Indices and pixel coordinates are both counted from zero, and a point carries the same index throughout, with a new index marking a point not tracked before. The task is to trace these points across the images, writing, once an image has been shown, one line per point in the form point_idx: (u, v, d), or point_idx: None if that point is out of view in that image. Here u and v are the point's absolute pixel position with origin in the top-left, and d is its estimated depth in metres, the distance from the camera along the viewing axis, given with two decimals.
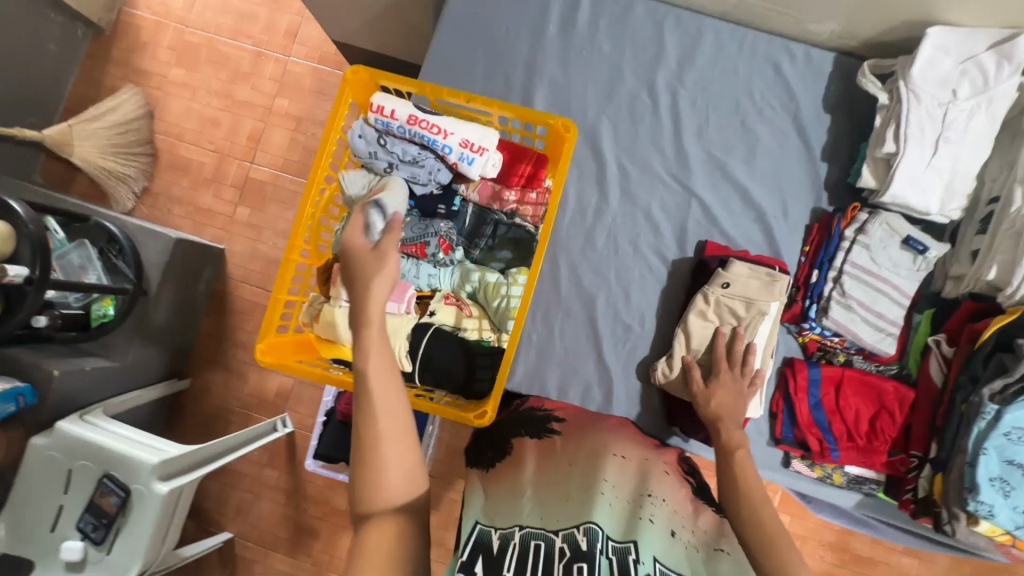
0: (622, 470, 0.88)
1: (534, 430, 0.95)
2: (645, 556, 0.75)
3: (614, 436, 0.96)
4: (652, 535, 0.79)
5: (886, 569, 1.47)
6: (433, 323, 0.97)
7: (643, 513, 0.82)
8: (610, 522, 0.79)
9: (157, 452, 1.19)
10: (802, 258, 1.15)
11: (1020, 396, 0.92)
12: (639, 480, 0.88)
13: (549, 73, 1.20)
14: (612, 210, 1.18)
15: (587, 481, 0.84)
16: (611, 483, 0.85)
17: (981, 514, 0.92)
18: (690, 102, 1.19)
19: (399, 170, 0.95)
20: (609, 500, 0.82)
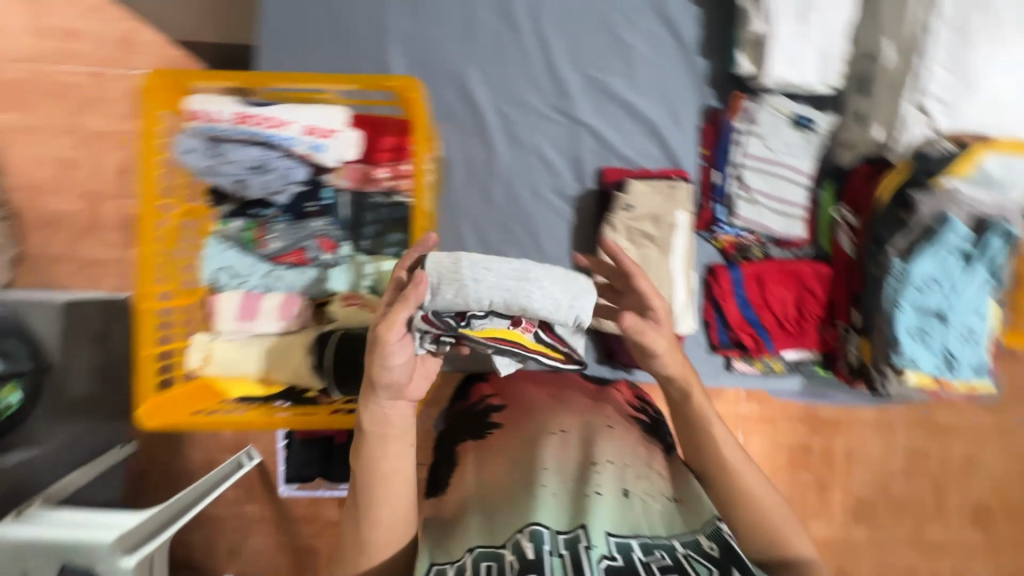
0: (563, 448, 0.82)
1: (476, 431, 0.90)
2: (599, 539, 0.68)
3: (554, 407, 0.92)
4: (603, 509, 0.71)
5: (851, 426, 1.57)
6: (336, 328, 0.90)
7: (588, 489, 0.74)
8: (555, 513, 0.71)
9: (112, 526, 1.01)
10: (702, 162, 1.12)
11: (923, 247, 0.94)
12: (583, 451, 0.81)
13: (399, 28, 1.08)
14: (502, 160, 1.11)
15: (525, 475, 0.77)
16: (552, 468, 0.78)
17: (906, 367, 0.95)
18: (553, 25, 1.10)
19: (248, 178, 0.84)
20: (552, 490, 0.75)
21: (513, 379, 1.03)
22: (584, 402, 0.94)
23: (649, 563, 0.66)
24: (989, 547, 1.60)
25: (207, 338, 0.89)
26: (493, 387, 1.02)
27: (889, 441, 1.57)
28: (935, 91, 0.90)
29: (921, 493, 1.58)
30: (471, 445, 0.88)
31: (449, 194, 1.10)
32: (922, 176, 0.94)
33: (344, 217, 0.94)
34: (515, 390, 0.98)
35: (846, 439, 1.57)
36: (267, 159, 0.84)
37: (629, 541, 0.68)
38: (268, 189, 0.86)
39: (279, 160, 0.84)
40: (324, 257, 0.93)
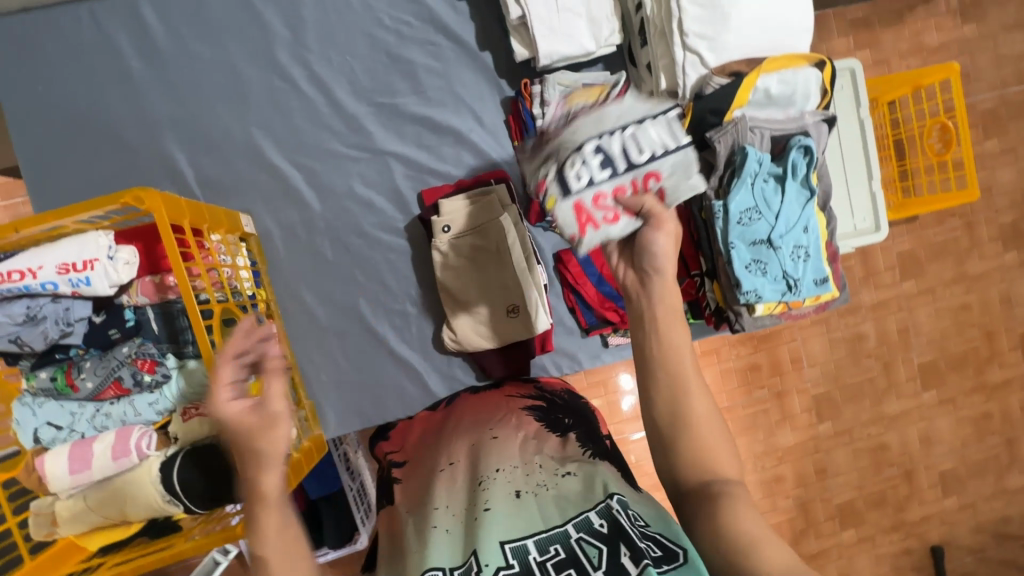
0: (452, 479, 0.75)
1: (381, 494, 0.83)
2: (492, 553, 0.59)
3: (441, 445, 0.84)
4: (492, 520, 0.63)
5: (788, 335, 1.57)
6: (181, 448, 0.87)
7: (478, 508, 0.66)
8: (444, 550, 0.63)
9: None
10: (518, 155, 1.10)
11: (734, 181, 0.94)
12: (471, 475, 0.73)
13: (166, 114, 1.03)
14: (319, 213, 1.07)
15: (418, 527, 0.69)
16: (445, 506, 0.70)
17: (753, 301, 0.96)
18: (326, 62, 1.06)
19: (21, 334, 0.80)
20: (447, 527, 0.66)
21: (414, 430, 0.95)
22: (469, 421, 0.87)
23: (545, 563, 0.58)
24: (947, 400, 1.62)
25: (49, 500, 0.84)
26: (393, 443, 0.94)
27: (826, 334, 1.58)
28: (693, 29, 0.90)
29: (870, 373, 1.59)
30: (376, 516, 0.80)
31: (277, 267, 1.07)
32: (708, 114, 0.93)
33: (158, 333, 0.89)
34: (410, 443, 0.91)
35: (789, 346, 1.57)
36: (34, 308, 0.80)
37: (524, 543, 0.60)
38: (48, 336, 0.81)
39: (47, 305, 0.80)
40: (145, 378, 0.87)
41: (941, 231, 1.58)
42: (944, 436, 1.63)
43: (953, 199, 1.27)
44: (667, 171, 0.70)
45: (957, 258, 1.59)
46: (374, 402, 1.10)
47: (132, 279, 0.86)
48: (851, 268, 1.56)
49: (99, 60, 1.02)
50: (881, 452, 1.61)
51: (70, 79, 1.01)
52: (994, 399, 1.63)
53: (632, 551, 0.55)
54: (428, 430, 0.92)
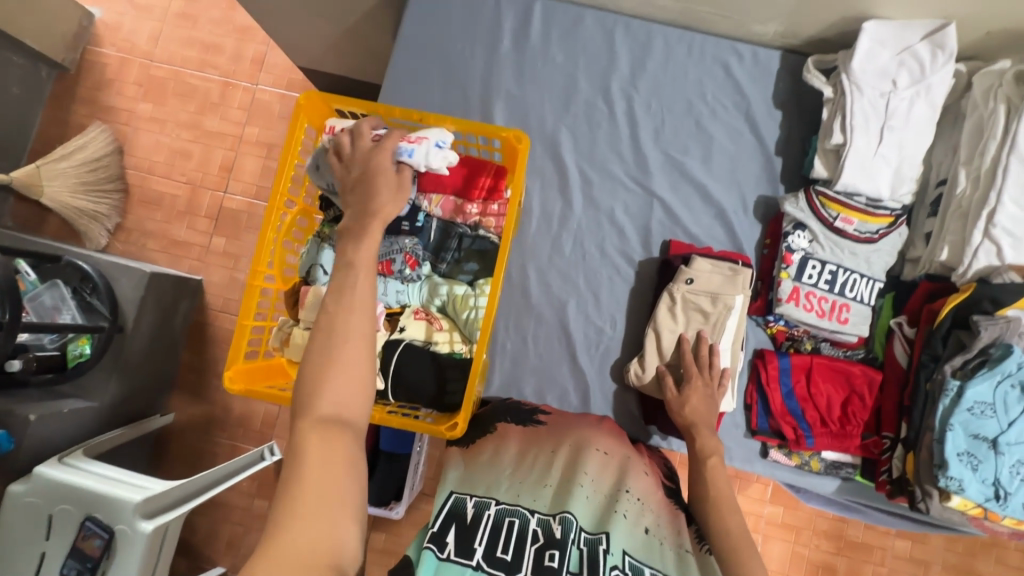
0: (602, 465, 0.90)
1: (519, 418, 0.97)
2: (616, 549, 0.77)
3: (594, 428, 0.98)
4: (624, 527, 0.80)
5: (881, 553, 1.50)
6: (404, 339, 0.98)
7: (617, 508, 0.83)
8: (587, 514, 0.82)
9: (141, 490, 1.23)
10: (764, 251, 1.17)
11: (980, 370, 0.96)
12: (618, 477, 0.88)
13: (507, 88, 1.23)
14: (576, 216, 1.20)
15: (568, 473, 0.87)
16: (590, 476, 0.87)
17: (953, 490, 0.94)
18: (645, 105, 1.22)
19: None
20: (587, 493, 0.85)
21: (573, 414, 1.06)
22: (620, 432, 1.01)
23: None
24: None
25: (292, 324, 0.97)
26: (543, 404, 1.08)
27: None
28: (1003, 222, 0.95)
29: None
30: (512, 428, 0.95)
31: (521, 239, 1.20)
32: (986, 300, 0.97)
33: (431, 241, 1.04)
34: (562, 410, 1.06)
35: (874, 568, 1.50)
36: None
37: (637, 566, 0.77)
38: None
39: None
40: (407, 272, 1.01)
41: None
42: None
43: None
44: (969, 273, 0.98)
45: None
46: (537, 391, 1.16)
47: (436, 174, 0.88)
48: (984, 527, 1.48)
49: (481, 28, 1.25)
50: None
51: (453, 32, 1.24)
52: None
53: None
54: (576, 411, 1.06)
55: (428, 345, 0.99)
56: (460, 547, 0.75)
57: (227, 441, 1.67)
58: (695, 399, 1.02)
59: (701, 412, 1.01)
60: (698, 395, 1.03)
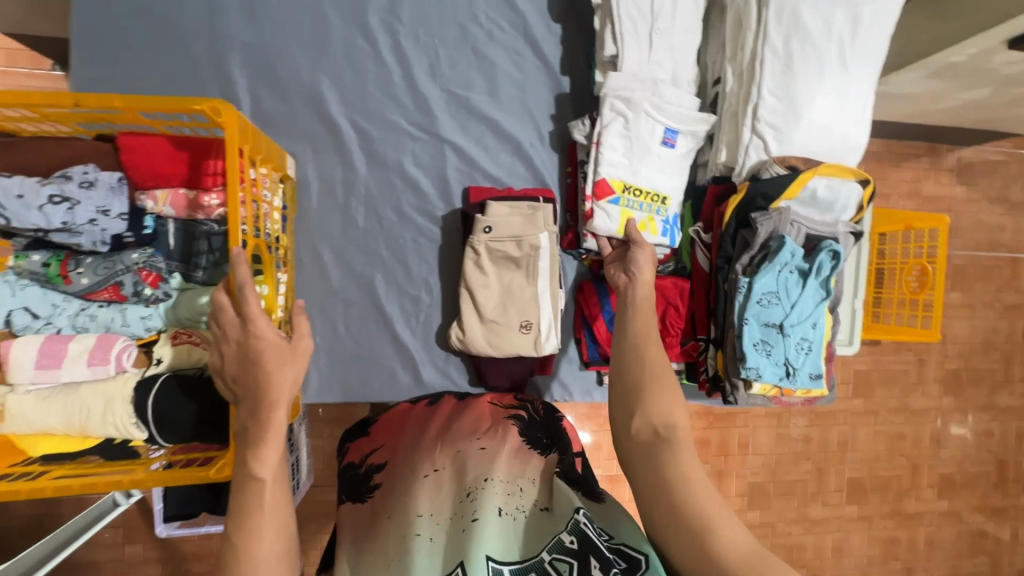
0: (437, 487, 0.79)
1: (355, 495, 0.84)
2: (477, 566, 0.65)
3: (422, 446, 0.87)
4: (477, 536, 0.69)
5: (742, 419, 1.66)
6: (162, 373, 0.82)
7: (465, 519, 0.72)
8: (433, 558, 0.69)
9: None
10: (568, 180, 1.13)
11: (764, 264, 1.00)
12: (457, 483, 0.79)
13: (242, 39, 1.01)
14: (362, 179, 1.06)
15: (399, 529, 0.74)
16: (427, 513, 0.75)
17: (752, 378, 1.01)
18: (412, 38, 1.06)
19: (46, 216, 0.75)
20: (429, 535, 0.72)
21: (405, 434, 0.91)
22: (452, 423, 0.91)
23: None
24: (864, 518, 1.73)
25: (7, 390, 0.78)
26: (372, 440, 0.93)
27: (775, 428, 1.69)
28: (766, 117, 0.97)
29: (804, 475, 1.70)
30: (348, 510, 0.82)
31: (306, 216, 1.04)
32: (759, 197, 0.99)
33: (173, 248, 0.85)
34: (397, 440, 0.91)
35: (739, 430, 1.66)
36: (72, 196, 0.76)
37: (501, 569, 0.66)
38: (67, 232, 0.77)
39: (87, 193, 0.77)
40: (146, 292, 0.83)
41: (897, 361, 1.72)
42: (854, 551, 1.73)
43: (914, 336, 1.38)
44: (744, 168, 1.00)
45: (904, 388, 1.73)
46: (361, 374, 1.07)
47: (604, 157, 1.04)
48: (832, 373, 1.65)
49: None
50: (796, 552, 1.70)
51: None
52: (905, 527, 1.75)
53: (602, 562, 0.61)
54: (408, 427, 0.93)
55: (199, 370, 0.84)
56: None
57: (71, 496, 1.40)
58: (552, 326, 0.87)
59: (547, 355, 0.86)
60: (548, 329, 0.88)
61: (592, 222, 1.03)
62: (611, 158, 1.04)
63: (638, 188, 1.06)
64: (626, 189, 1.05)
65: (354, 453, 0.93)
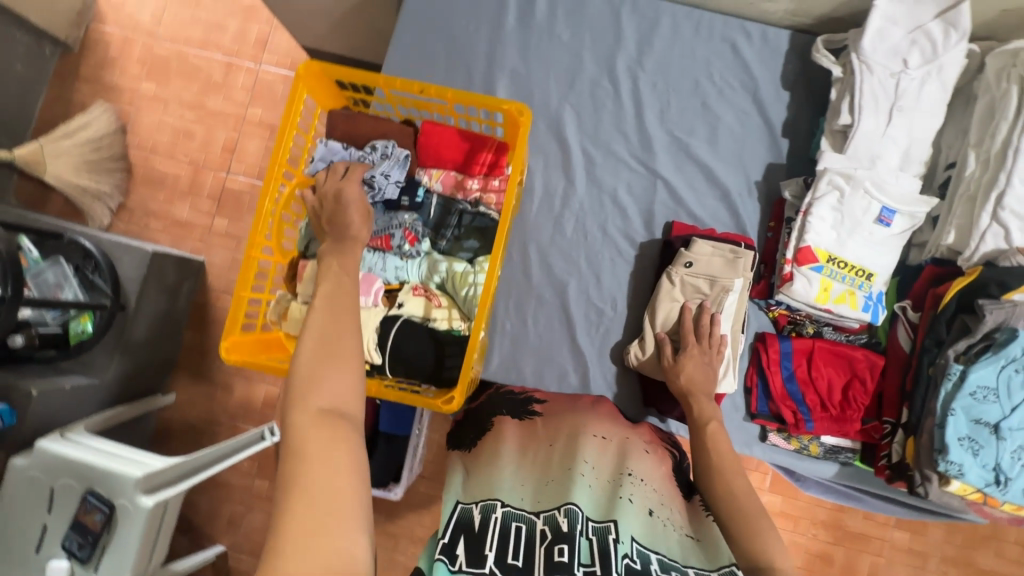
0: (601, 452, 0.85)
1: (514, 411, 0.94)
2: (625, 538, 0.69)
3: (591, 417, 0.93)
4: (632, 514, 0.73)
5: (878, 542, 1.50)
6: (402, 315, 0.97)
7: (622, 494, 0.76)
8: (590, 502, 0.74)
9: (140, 465, 1.19)
10: (768, 234, 1.16)
11: (984, 355, 0.95)
12: (618, 461, 0.83)
13: (511, 67, 1.21)
14: (578, 195, 1.19)
15: (567, 462, 0.82)
16: (591, 464, 0.82)
17: (952, 474, 0.93)
18: (650, 84, 1.20)
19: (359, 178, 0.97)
20: (588, 482, 0.78)
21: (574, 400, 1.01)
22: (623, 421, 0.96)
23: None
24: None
25: (290, 297, 0.97)
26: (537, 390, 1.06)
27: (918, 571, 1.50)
28: (1011, 206, 0.94)
29: None
30: (508, 420, 0.92)
31: (523, 217, 1.19)
32: (993, 284, 0.95)
33: (431, 217, 1.03)
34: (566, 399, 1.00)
35: (871, 558, 1.50)
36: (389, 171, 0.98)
37: (651, 555, 0.68)
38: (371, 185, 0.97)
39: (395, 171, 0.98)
40: (406, 247, 1.01)
41: None
42: None
43: None
44: (976, 252, 0.97)
45: None
46: (536, 372, 1.15)
47: (808, 225, 1.06)
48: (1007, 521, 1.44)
49: (485, 6, 1.23)
50: None
51: (457, 8, 1.22)
52: None
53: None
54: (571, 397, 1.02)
55: (427, 322, 0.98)
56: (471, 558, 0.65)
57: (230, 422, 1.62)
58: (690, 365, 1.01)
59: (697, 379, 1.01)
60: (694, 362, 1.02)
61: (791, 286, 1.06)
62: (817, 230, 1.06)
63: (843, 261, 1.06)
64: (831, 260, 1.06)
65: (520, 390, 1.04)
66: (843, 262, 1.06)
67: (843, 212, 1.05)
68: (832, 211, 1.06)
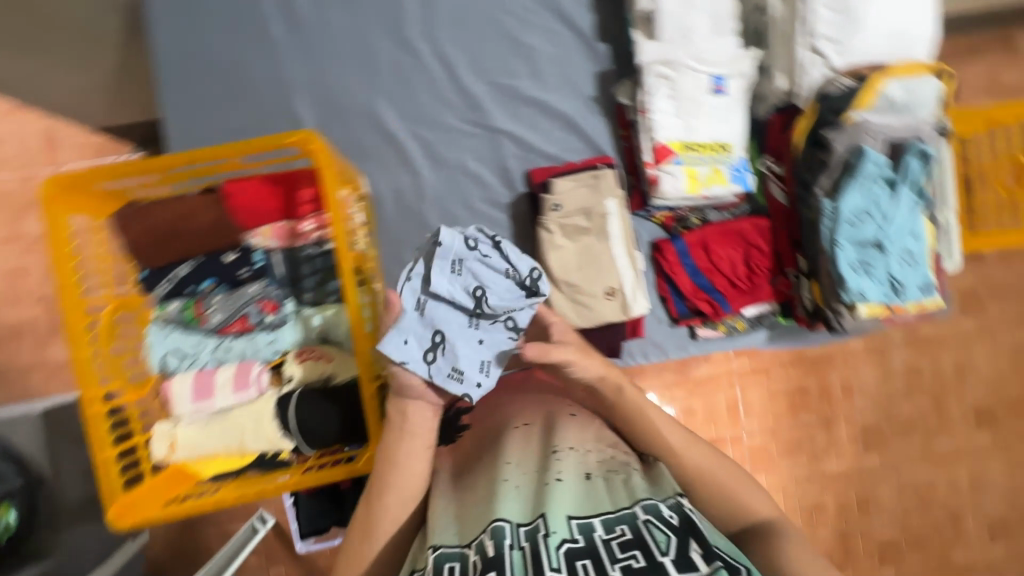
0: (526, 440, 0.81)
1: (445, 436, 0.90)
2: (559, 523, 0.65)
3: (515, 404, 0.91)
4: (564, 494, 0.69)
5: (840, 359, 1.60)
6: (296, 388, 0.90)
7: (549, 477, 0.72)
8: (517, 504, 0.70)
9: None
10: (624, 143, 1.13)
11: (847, 183, 0.96)
12: (544, 441, 0.79)
13: (302, 78, 1.09)
14: (429, 183, 1.11)
15: (489, 475, 0.76)
16: (515, 463, 0.76)
17: (856, 301, 0.97)
18: (451, 40, 1.11)
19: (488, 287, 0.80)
20: (515, 484, 0.73)
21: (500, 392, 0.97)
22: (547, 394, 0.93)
23: (610, 541, 0.65)
24: (992, 443, 1.71)
25: (171, 424, 0.88)
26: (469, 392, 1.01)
27: (880, 366, 1.69)
28: (822, 32, 0.94)
29: (916, 411, 1.69)
30: (444, 450, 0.88)
31: (384, 228, 1.11)
32: (831, 114, 0.96)
33: (280, 276, 0.94)
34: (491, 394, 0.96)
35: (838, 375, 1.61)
36: (465, 378, 0.80)
37: (591, 522, 0.67)
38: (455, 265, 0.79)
39: (482, 381, 0.81)
40: (269, 319, 0.92)
41: None
42: None
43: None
44: (807, 88, 0.99)
45: None
46: None
47: (654, 126, 1.04)
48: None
49: (242, 20, 1.08)
50: None
51: (213, 35, 1.07)
52: None
53: (701, 548, 0.65)
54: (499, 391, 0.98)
55: (326, 382, 0.91)
56: None
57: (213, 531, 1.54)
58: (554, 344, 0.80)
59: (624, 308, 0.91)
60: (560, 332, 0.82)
61: (661, 189, 1.04)
62: (664, 125, 1.04)
63: (698, 144, 1.04)
64: (688, 148, 1.04)
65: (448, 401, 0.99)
66: (698, 147, 1.04)
67: (680, 98, 1.03)
68: (670, 101, 1.03)
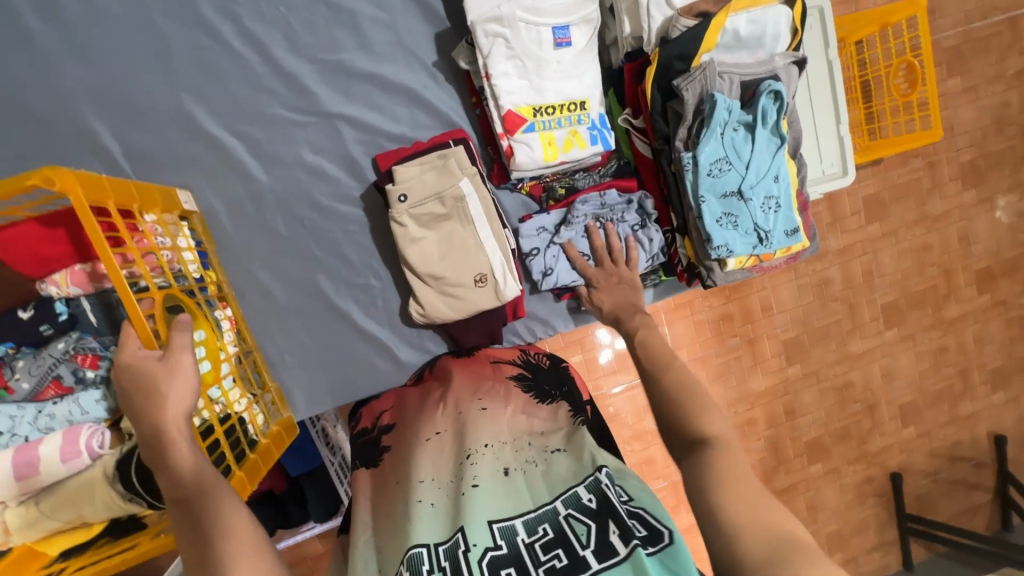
0: (439, 452, 0.74)
1: (366, 459, 0.80)
2: (479, 534, 0.60)
3: (426, 409, 0.82)
4: (481, 502, 0.64)
5: None
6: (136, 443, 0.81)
7: (463, 488, 0.66)
8: (432, 525, 0.64)
9: None
10: (478, 111, 1.03)
11: (704, 132, 0.90)
12: (457, 448, 0.73)
13: (83, 83, 0.92)
14: (266, 185, 0.99)
15: (404, 497, 0.69)
16: (430, 480, 0.70)
17: (724, 256, 0.94)
18: (256, 14, 0.95)
19: None
20: (431, 502, 0.68)
21: (413, 390, 0.91)
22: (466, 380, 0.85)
23: (533, 543, 0.59)
24: (907, 339, 1.61)
25: None
26: (383, 404, 0.91)
27: (795, 280, 1.53)
28: None
29: (836, 315, 1.56)
30: (366, 474, 0.78)
31: (225, 243, 0.99)
32: (675, 60, 0.89)
33: (94, 325, 0.83)
34: (404, 402, 0.87)
35: None
36: None
37: (512, 523, 0.61)
38: None
39: None
40: (88, 375, 0.80)
41: (905, 172, 1.54)
42: (905, 371, 1.63)
43: (917, 140, 1.23)
44: (651, 34, 0.91)
45: (919, 198, 1.56)
46: (339, 374, 1.06)
47: (498, 90, 0.93)
48: (831, 208, 1.52)
49: None
50: (847, 391, 1.60)
51: None
52: (951, 333, 1.64)
53: (621, 528, 0.57)
54: (412, 396, 0.89)
55: None
56: None
57: None
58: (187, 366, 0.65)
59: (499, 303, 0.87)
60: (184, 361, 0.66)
61: (516, 161, 0.96)
62: (508, 88, 0.93)
63: (550, 104, 0.95)
64: (538, 112, 0.94)
65: (361, 422, 0.90)
66: (552, 107, 0.95)
67: (521, 56, 0.92)
68: (511, 61, 0.93)
